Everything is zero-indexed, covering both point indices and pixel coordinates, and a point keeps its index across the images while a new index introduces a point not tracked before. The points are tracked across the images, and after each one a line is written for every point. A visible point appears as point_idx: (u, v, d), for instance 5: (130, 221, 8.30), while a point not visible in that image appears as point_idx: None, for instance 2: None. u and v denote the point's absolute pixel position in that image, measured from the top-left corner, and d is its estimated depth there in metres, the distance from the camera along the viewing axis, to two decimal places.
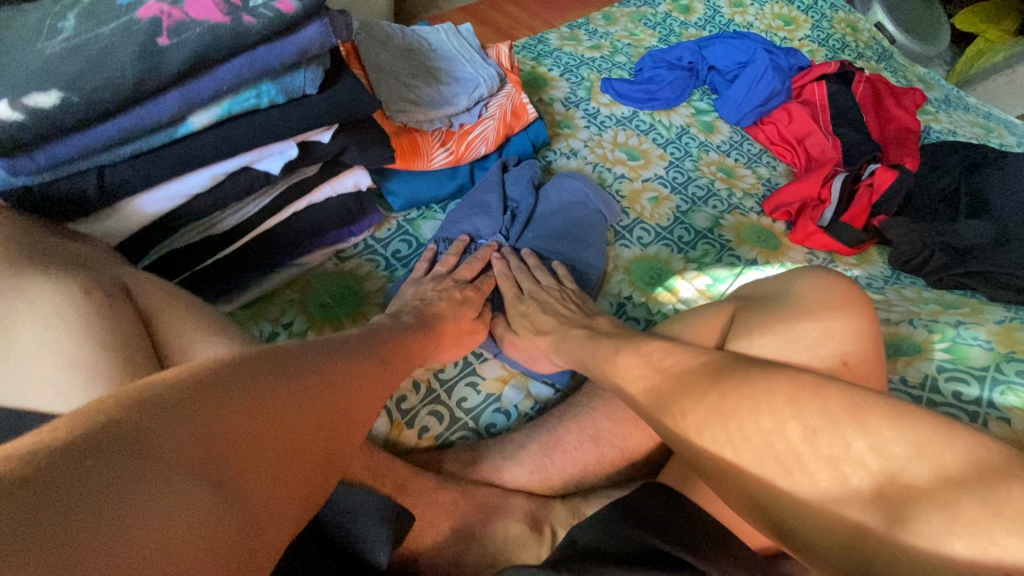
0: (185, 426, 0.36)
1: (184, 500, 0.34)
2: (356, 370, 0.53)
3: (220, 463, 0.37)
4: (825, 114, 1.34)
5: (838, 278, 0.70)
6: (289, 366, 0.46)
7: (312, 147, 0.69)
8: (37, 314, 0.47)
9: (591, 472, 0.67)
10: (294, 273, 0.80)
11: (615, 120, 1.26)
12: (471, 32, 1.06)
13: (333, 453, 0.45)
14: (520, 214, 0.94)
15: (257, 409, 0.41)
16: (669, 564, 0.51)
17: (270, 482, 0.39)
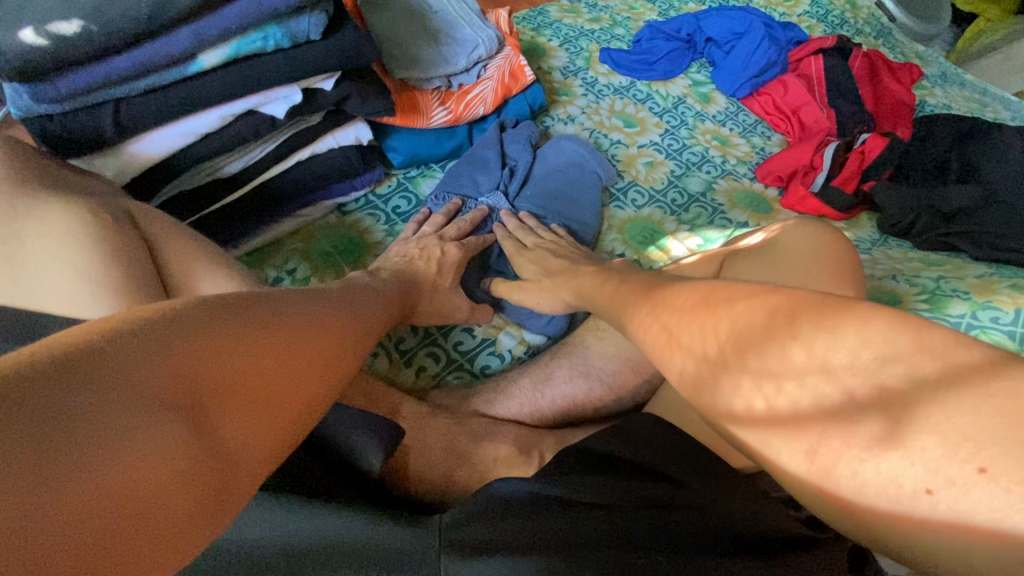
0: (168, 364, 0.39)
1: (164, 426, 0.36)
2: (335, 322, 0.56)
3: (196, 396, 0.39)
4: (821, 85, 1.36)
5: (822, 224, 0.72)
6: (266, 314, 0.49)
7: (316, 94, 0.72)
8: (51, 231, 0.49)
9: (579, 407, 0.70)
10: (297, 223, 0.84)
11: (613, 89, 1.29)
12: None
13: (308, 398, 0.48)
14: (518, 172, 0.97)
15: (233, 351, 0.44)
16: (649, 478, 0.55)
17: (244, 421, 0.42)
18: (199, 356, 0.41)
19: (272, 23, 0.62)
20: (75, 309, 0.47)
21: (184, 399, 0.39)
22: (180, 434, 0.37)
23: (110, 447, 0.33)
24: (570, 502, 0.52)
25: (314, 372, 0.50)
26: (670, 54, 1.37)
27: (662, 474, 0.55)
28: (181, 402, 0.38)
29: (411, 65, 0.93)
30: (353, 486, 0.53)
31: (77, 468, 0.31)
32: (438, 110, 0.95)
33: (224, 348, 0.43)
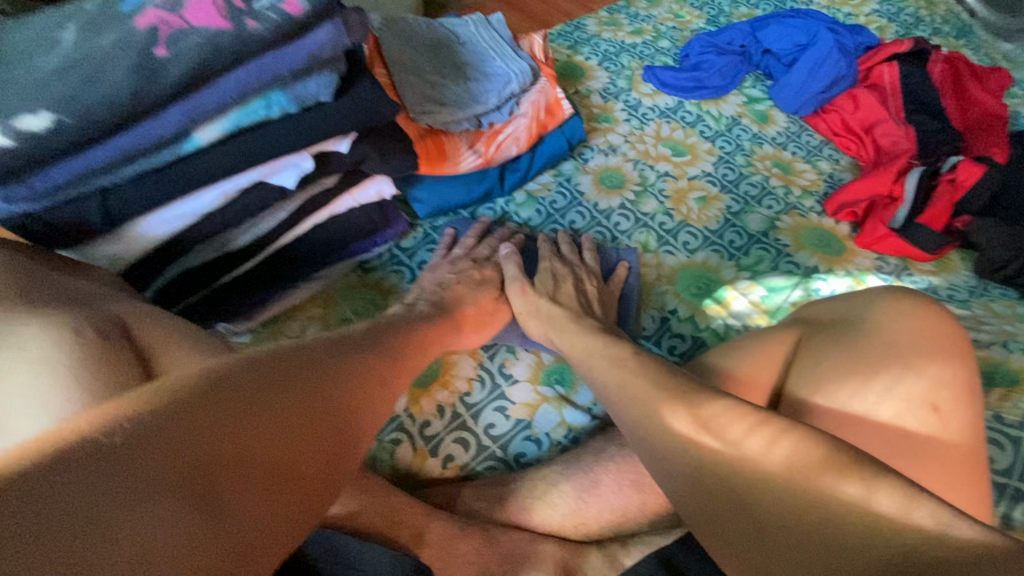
0: (275, 391, 0.44)
1: (165, 501, 0.34)
2: (351, 389, 0.50)
3: (211, 469, 0.37)
4: (897, 100, 1.21)
5: (927, 304, 0.60)
6: (284, 375, 0.45)
7: (330, 158, 0.64)
8: (34, 366, 0.43)
9: (631, 518, 0.60)
10: (315, 288, 0.76)
11: (658, 112, 1.17)
12: (502, 20, 0.99)
13: (340, 461, 0.45)
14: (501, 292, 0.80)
15: (248, 416, 0.41)
16: None
17: (260, 488, 0.39)
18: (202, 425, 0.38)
19: (276, 88, 0.54)
20: None
21: (198, 478, 0.36)
22: (187, 510, 0.34)
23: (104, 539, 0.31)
24: None
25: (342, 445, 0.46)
26: (721, 69, 1.24)
27: None
28: (186, 472, 0.36)
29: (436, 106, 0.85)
30: None
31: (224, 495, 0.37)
32: (465, 155, 0.86)
33: (236, 411, 0.40)
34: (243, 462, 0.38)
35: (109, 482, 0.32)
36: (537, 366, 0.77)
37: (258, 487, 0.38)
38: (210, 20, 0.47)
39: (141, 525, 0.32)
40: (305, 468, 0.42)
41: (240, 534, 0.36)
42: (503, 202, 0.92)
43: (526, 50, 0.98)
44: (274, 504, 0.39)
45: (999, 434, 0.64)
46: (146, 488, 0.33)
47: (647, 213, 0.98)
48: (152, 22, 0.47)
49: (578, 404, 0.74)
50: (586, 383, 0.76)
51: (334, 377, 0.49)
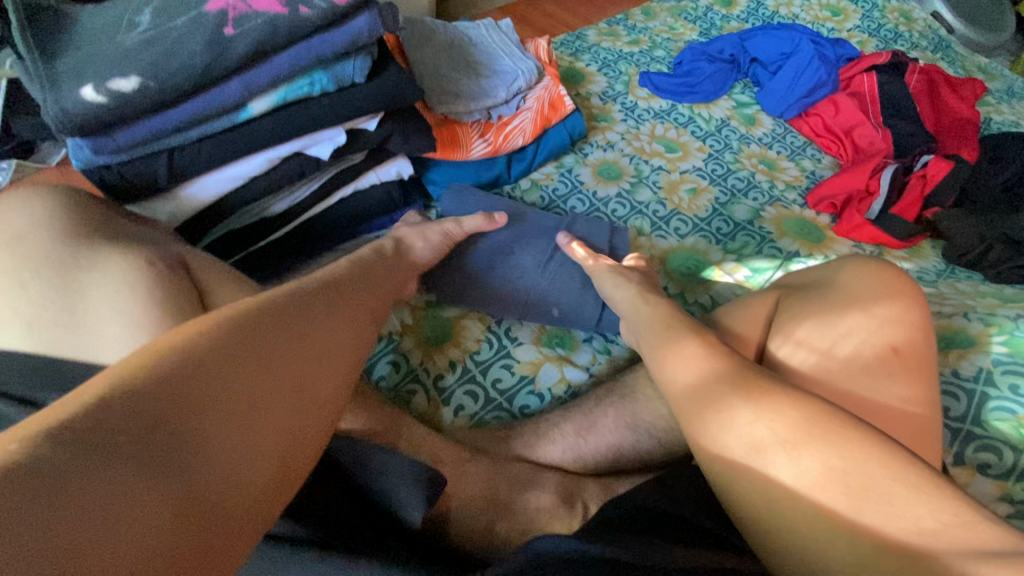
0: (228, 377, 0.46)
1: (131, 496, 0.37)
2: (304, 362, 0.51)
3: (177, 446, 0.40)
4: (876, 105, 1.30)
5: (886, 265, 0.67)
6: (251, 348, 0.48)
7: (360, 134, 0.72)
8: (105, 285, 0.50)
9: (624, 454, 0.68)
10: (339, 258, 0.83)
11: (653, 113, 1.26)
12: (511, 25, 1.09)
13: (307, 431, 0.48)
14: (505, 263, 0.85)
15: (213, 394, 0.44)
16: (692, 535, 0.54)
17: (234, 463, 0.42)
18: (168, 406, 0.42)
19: (318, 68, 0.63)
20: None
21: (163, 455, 0.39)
22: (153, 484, 0.38)
23: (77, 514, 0.34)
24: (611, 560, 0.49)
25: (309, 414, 0.49)
26: (712, 76, 1.34)
27: (697, 526, 0.55)
28: (154, 449, 0.39)
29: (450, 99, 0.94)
30: (393, 539, 0.52)
31: (193, 478, 0.40)
32: (478, 143, 0.95)
33: (202, 390, 0.44)
34: (203, 449, 0.41)
35: (79, 464, 0.36)
36: (541, 330, 0.84)
37: (233, 454, 0.42)
38: (271, 7, 0.56)
39: (107, 498, 0.36)
40: (272, 440, 0.45)
41: (207, 503, 0.40)
42: (510, 188, 1.00)
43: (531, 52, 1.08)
44: (241, 474, 0.42)
45: (955, 386, 0.71)
46: (113, 490, 0.36)
47: (642, 202, 1.06)
48: (222, 7, 0.56)
49: (578, 363, 0.81)
50: (584, 347, 0.83)
51: (286, 352, 0.50)
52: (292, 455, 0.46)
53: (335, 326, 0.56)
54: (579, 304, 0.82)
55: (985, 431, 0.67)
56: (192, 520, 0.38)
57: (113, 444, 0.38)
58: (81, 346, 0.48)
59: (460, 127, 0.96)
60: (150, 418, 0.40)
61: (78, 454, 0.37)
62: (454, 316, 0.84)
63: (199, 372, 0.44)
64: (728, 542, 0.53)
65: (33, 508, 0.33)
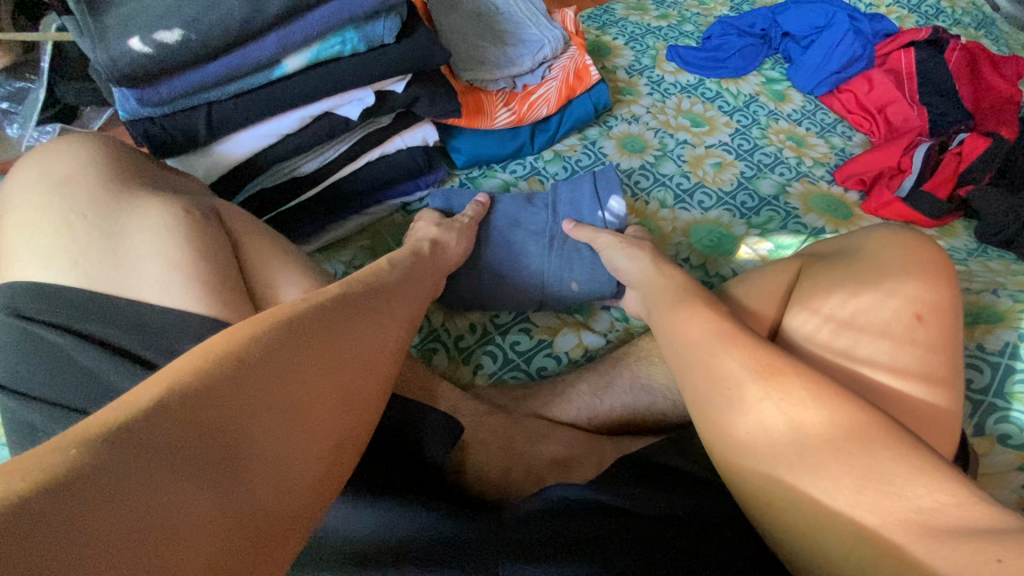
0: (274, 383, 0.44)
1: (182, 508, 0.36)
2: (350, 364, 0.50)
3: (223, 452, 0.39)
4: (911, 82, 1.26)
5: (913, 233, 0.66)
6: (296, 350, 0.47)
7: (388, 96, 0.74)
8: (145, 227, 0.53)
9: (638, 414, 0.70)
10: (365, 222, 0.85)
11: (680, 88, 1.25)
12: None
13: (349, 436, 0.47)
14: (513, 254, 0.81)
15: (258, 399, 0.43)
16: (684, 485, 0.57)
17: (281, 473, 0.41)
18: (214, 411, 0.40)
19: (349, 28, 0.65)
20: (164, 304, 0.49)
21: (211, 462, 0.39)
22: (204, 492, 0.37)
23: (130, 526, 0.33)
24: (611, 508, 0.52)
25: (351, 418, 0.48)
26: (742, 51, 1.32)
27: (685, 474, 0.58)
28: (201, 456, 0.38)
29: (476, 70, 0.96)
30: (411, 475, 0.55)
31: (241, 488, 0.39)
32: (503, 112, 0.96)
33: (247, 397, 0.42)
34: (251, 460, 0.40)
35: (130, 477, 0.35)
36: None
37: (280, 464, 0.41)
38: None
39: (159, 511, 0.35)
40: (320, 448, 0.44)
41: (256, 509, 0.39)
42: (532, 159, 1.01)
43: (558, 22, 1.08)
44: (289, 482, 0.41)
45: (979, 361, 0.69)
46: (164, 503, 0.35)
47: (665, 175, 1.06)
48: None
49: (595, 329, 0.82)
50: (603, 313, 0.84)
51: (331, 356, 0.49)
52: (334, 459, 0.45)
53: (362, 294, 0.57)
54: (591, 272, 0.80)
55: (1007, 405, 0.66)
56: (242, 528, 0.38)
57: (162, 454, 0.37)
58: (118, 280, 0.50)
59: (484, 95, 0.97)
60: (198, 425, 0.39)
61: (129, 461, 0.35)
62: None
63: (246, 376, 0.43)
64: (714, 489, 0.57)
65: (85, 519, 0.32)
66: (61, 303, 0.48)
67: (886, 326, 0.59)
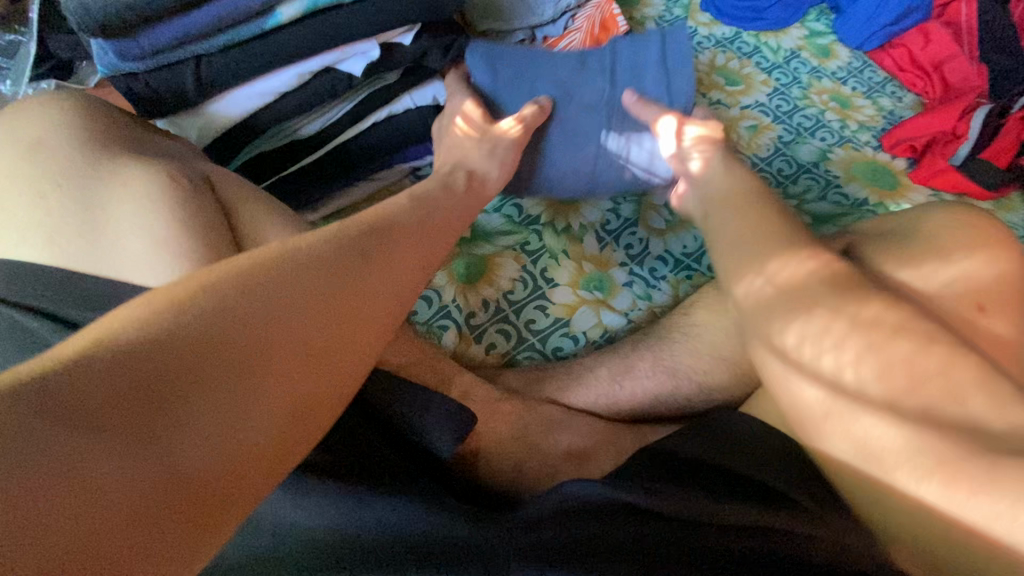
0: (226, 342, 0.39)
1: (97, 478, 0.31)
2: (321, 322, 0.44)
3: (159, 424, 0.34)
4: (972, 36, 1.15)
5: (978, 212, 0.59)
6: (257, 304, 0.42)
7: (394, 49, 0.66)
8: (127, 200, 0.48)
9: (661, 401, 0.65)
10: (373, 189, 0.80)
11: (714, 41, 1.14)
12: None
13: (320, 415, 0.42)
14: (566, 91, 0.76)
15: (203, 360, 0.38)
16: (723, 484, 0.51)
17: (225, 442, 0.36)
18: (156, 373, 0.36)
19: None
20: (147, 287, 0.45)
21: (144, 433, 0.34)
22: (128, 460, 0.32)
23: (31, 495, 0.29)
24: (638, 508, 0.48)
25: (320, 379, 0.43)
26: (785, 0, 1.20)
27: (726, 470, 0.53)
28: (128, 420, 0.34)
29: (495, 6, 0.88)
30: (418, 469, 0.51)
31: (177, 456, 0.34)
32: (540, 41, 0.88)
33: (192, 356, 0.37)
34: (191, 425, 0.36)
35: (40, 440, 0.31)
36: (578, 273, 0.81)
37: (225, 430, 0.36)
38: None
39: (70, 480, 0.30)
40: (277, 412, 0.39)
41: (191, 481, 0.34)
42: None
43: None
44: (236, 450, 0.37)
45: None
46: (77, 472, 0.31)
47: None
48: None
49: (615, 307, 0.78)
50: (624, 291, 0.80)
51: (298, 312, 0.43)
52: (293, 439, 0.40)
53: (354, 246, 0.50)
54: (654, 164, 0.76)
55: None
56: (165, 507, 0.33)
57: (83, 416, 0.32)
58: (98, 261, 0.46)
59: None
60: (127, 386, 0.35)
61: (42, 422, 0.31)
62: (488, 253, 0.81)
63: (193, 334, 0.38)
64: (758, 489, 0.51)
65: None
66: (37, 287, 0.44)
67: (949, 316, 0.52)
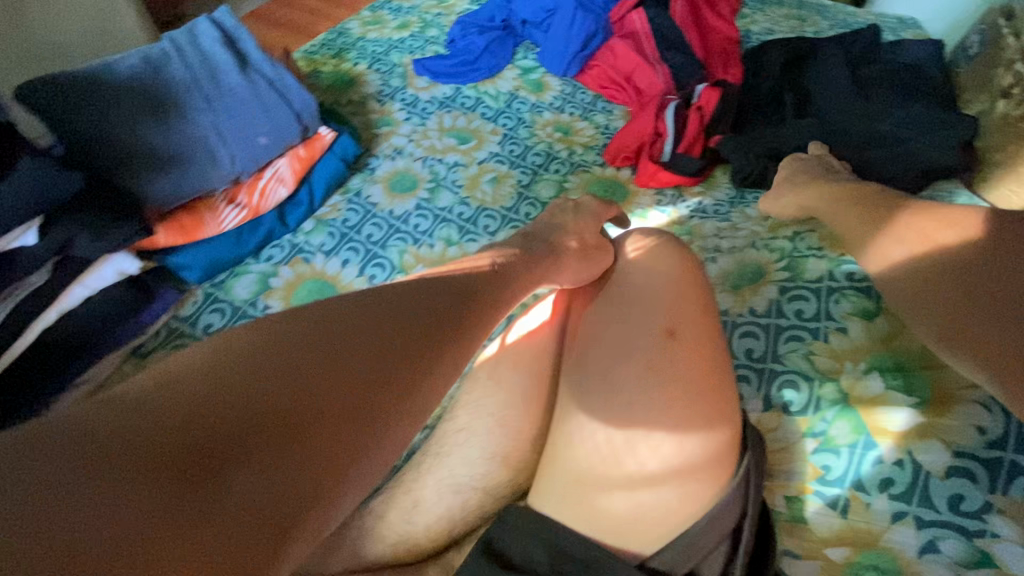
0: (241, 390, 0.36)
1: None
2: (347, 386, 0.39)
3: (292, 354, 0.39)
4: (649, 44, 1.30)
5: (656, 240, 0.64)
6: (301, 348, 0.40)
7: (22, 253, 0.71)
8: None
9: (457, 521, 0.59)
10: (80, 392, 0.73)
11: (437, 104, 1.18)
12: (209, 26, 0.89)
13: (392, 407, 0.40)
14: (243, 107, 0.88)
15: (197, 410, 0.34)
16: None
17: (224, 512, 0.31)
18: (290, 346, 0.39)
19: None
20: None
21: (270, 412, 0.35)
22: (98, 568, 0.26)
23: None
24: None
25: (356, 432, 0.38)
26: (487, 49, 1.28)
27: None
28: (116, 500, 0.29)
29: (127, 154, 0.81)
30: None
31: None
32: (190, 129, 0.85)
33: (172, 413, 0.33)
34: (161, 519, 0.29)
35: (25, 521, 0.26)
36: None
37: (220, 506, 0.31)
38: None
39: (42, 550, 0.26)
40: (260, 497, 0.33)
41: None
42: (290, 237, 0.91)
43: (204, 51, 0.88)
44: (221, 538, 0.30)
45: (751, 327, 0.72)
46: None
47: (443, 208, 0.98)
48: None
49: None
50: None
51: (305, 365, 0.38)
52: (402, 384, 0.42)
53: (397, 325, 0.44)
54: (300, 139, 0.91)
55: (783, 365, 0.67)
56: (294, 491, 0.34)
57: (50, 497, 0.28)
58: None
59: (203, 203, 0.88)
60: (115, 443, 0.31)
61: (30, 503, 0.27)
62: None
63: (175, 386, 0.35)
64: None
65: None
66: None
67: (646, 356, 0.55)
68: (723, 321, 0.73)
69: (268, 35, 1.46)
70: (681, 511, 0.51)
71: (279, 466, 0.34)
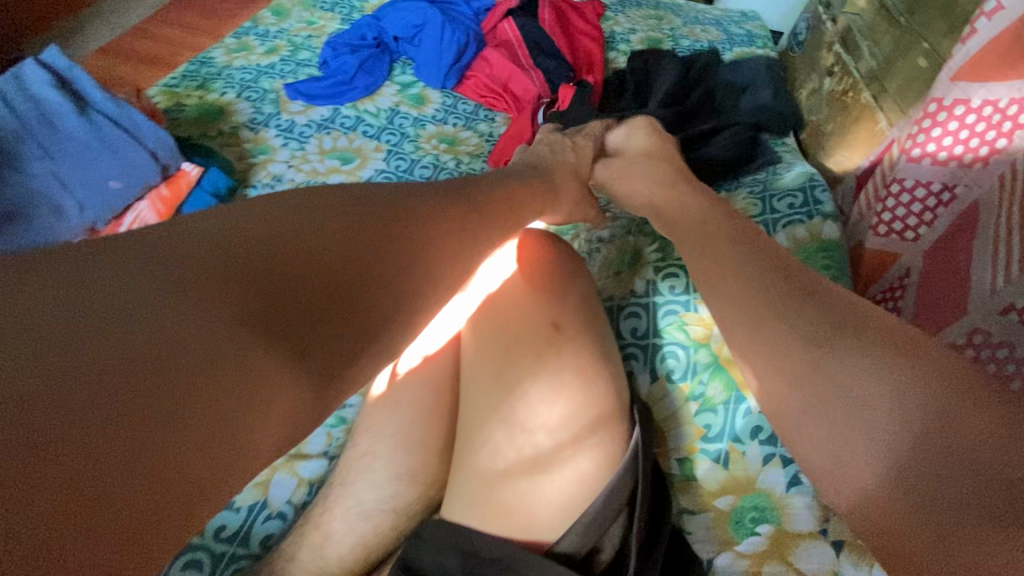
0: (198, 315, 0.35)
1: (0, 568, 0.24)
2: (325, 273, 0.42)
3: (226, 294, 0.36)
4: (522, 49, 1.34)
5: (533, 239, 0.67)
6: (266, 263, 0.39)
7: None
8: None
9: (371, 547, 0.58)
10: None
11: (316, 126, 1.15)
12: (37, 70, 0.90)
13: (362, 290, 0.43)
14: (73, 147, 0.86)
15: (153, 345, 0.32)
16: None
17: (193, 438, 0.32)
18: (236, 270, 0.38)
19: None
20: None
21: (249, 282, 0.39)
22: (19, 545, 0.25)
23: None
24: None
25: (306, 359, 0.39)
26: (361, 67, 1.27)
27: None
28: (100, 431, 0.29)
29: None
30: None
31: (130, 509, 0.29)
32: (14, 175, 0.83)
33: (137, 333, 0.32)
34: (127, 440, 0.29)
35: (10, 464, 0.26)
36: None
37: (179, 440, 0.31)
38: None
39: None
40: (195, 455, 0.32)
41: (134, 524, 0.29)
42: None
43: (36, 97, 0.88)
44: (146, 479, 0.29)
45: (631, 307, 0.75)
46: None
47: None
48: None
49: (314, 454, 0.71)
50: (313, 430, 0.74)
51: (304, 254, 0.41)
52: (358, 298, 0.43)
53: (362, 247, 0.45)
54: (137, 172, 0.88)
55: (662, 339, 0.71)
56: (243, 427, 0.34)
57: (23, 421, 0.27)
58: None
59: None
60: (51, 394, 0.28)
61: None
62: None
63: (110, 332, 0.32)
64: None
65: None
66: None
67: (535, 352, 0.59)
68: (603, 302, 0.77)
69: (123, 70, 1.37)
70: (582, 493, 0.54)
71: (219, 406, 0.33)
